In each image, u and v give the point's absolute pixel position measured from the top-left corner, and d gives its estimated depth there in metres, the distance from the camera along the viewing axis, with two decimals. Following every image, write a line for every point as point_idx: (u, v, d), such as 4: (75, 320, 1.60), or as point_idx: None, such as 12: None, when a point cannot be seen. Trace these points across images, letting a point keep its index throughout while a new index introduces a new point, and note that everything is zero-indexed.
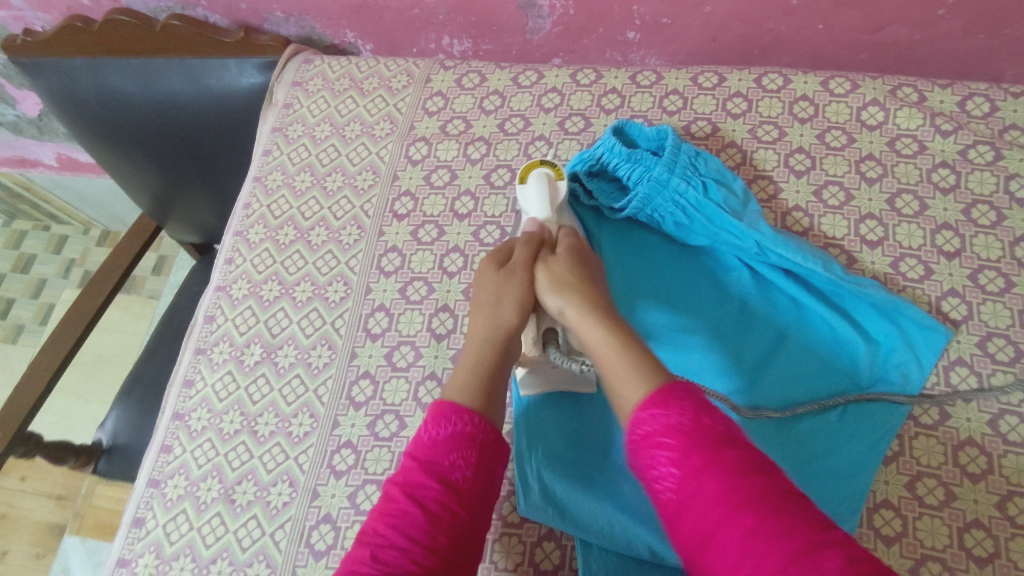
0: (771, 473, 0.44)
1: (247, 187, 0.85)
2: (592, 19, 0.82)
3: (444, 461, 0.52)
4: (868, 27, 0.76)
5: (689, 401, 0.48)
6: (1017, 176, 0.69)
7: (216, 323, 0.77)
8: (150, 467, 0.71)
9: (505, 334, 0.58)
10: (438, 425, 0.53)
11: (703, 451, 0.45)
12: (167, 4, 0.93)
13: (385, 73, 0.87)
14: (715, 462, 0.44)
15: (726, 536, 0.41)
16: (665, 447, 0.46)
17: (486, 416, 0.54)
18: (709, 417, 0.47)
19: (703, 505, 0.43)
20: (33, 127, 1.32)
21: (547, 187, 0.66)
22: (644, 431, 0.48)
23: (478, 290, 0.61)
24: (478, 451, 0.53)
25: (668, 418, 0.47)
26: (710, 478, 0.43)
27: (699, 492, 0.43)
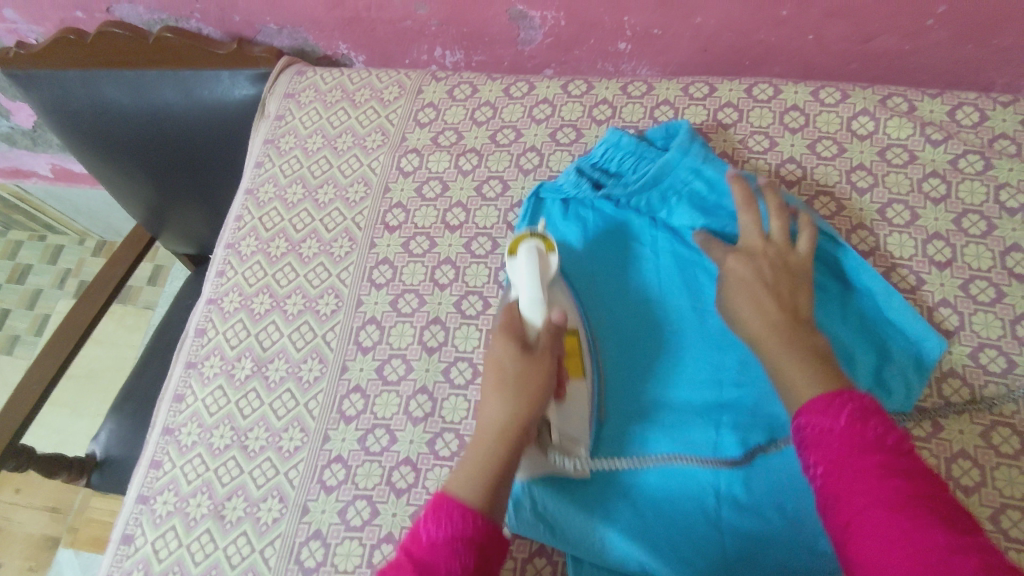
0: (926, 482, 0.46)
1: (238, 200, 0.85)
2: (583, 31, 0.82)
3: (441, 564, 0.48)
4: (858, 37, 0.76)
5: (854, 406, 0.50)
6: (1007, 186, 0.69)
7: (207, 337, 0.76)
8: (140, 483, 0.70)
9: (521, 431, 0.55)
10: (439, 524, 0.50)
11: (859, 451, 0.47)
12: (160, 16, 0.93)
13: (376, 85, 0.87)
14: (871, 467, 0.46)
15: (871, 532, 0.44)
16: (821, 446, 0.49)
17: (487, 517, 0.51)
18: (876, 422, 0.49)
19: (850, 501, 0.46)
20: (27, 139, 1.32)
21: (537, 258, 0.65)
22: (806, 428, 0.51)
23: (491, 371, 0.58)
24: (477, 557, 0.49)
25: (829, 417, 0.50)
26: (863, 479, 0.46)
27: (848, 488, 0.46)
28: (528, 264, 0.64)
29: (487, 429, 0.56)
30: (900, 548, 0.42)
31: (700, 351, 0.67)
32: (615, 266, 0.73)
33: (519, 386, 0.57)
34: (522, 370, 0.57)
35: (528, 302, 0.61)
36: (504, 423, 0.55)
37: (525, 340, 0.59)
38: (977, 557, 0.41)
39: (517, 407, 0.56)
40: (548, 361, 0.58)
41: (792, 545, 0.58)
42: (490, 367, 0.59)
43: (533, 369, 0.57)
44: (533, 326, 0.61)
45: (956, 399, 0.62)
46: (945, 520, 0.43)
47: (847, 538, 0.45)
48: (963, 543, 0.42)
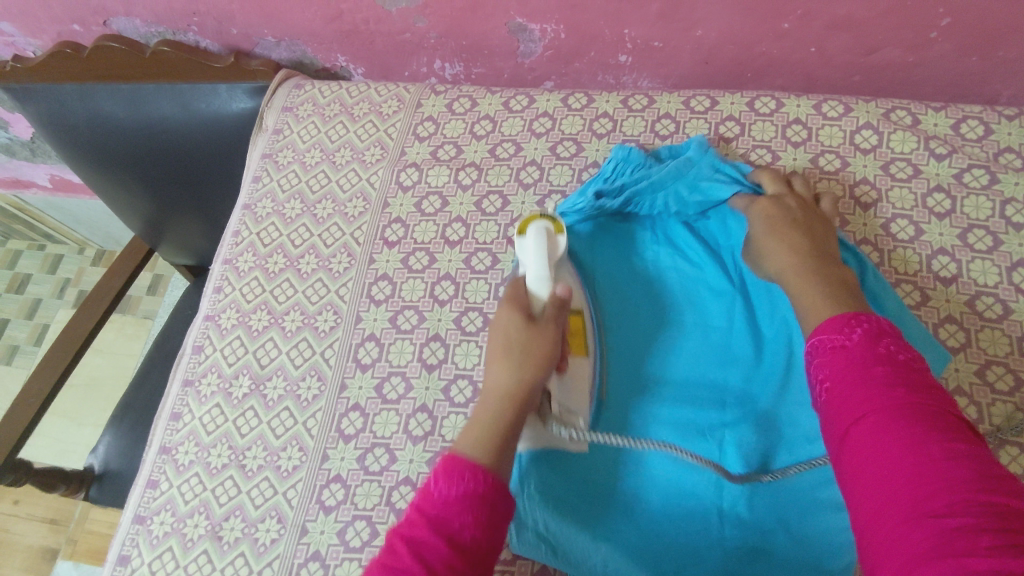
0: (932, 397, 0.45)
1: (236, 214, 0.84)
2: (584, 43, 0.82)
3: (455, 521, 0.47)
4: (860, 50, 0.76)
5: (867, 327, 0.50)
6: (1013, 201, 0.69)
7: (204, 354, 0.76)
8: (137, 502, 0.70)
9: (524, 398, 0.56)
10: (450, 482, 0.49)
11: (866, 362, 0.47)
12: (157, 29, 0.93)
13: (375, 98, 0.86)
14: (869, 379, 0.46)
15: (865, 436, 0.44)
16: (828, 364, 0.49)
17: (495, 476, 0.51)
18: (889, 341, 0.49)
19: (849, 407, 0.46)
20: (26, 150, 1.32)
21: (546, 238, 0.63)
22: (818, 350, 0.51)
23: (498, 332, 0.60)
24: (490, 511, 0.49)
25: (841, 336, 0.50)
26: (862, 386, 0.46)
27: (848, 395, 0.46)
28: (536, 244, 0.62)
29: (493, 393, 0.57)
30: (891, 449, 0.42)
31: (700, 367, 0.66)
32: (617, 283, 0.72)
33: (524, 355, 0.58)
34: (526, 340, 0.58)
35: (534, 277, 0.62)
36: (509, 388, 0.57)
37: (530, 312, 0.60)
38: (970, 462, 0.40)
39: (523, 372, 0.57)
40: (553, 331, 0.59)
41: (796, 564, 0.58)
42: (497, 330, 0.60)
43: (539, 339, 0.58)
44: (538, 302, 0.61)
45: (963, 418, 0.62)
46: (944, 427, 0.42)
47: (843, 443, 0.45)
48: (958, 449, 0.41)
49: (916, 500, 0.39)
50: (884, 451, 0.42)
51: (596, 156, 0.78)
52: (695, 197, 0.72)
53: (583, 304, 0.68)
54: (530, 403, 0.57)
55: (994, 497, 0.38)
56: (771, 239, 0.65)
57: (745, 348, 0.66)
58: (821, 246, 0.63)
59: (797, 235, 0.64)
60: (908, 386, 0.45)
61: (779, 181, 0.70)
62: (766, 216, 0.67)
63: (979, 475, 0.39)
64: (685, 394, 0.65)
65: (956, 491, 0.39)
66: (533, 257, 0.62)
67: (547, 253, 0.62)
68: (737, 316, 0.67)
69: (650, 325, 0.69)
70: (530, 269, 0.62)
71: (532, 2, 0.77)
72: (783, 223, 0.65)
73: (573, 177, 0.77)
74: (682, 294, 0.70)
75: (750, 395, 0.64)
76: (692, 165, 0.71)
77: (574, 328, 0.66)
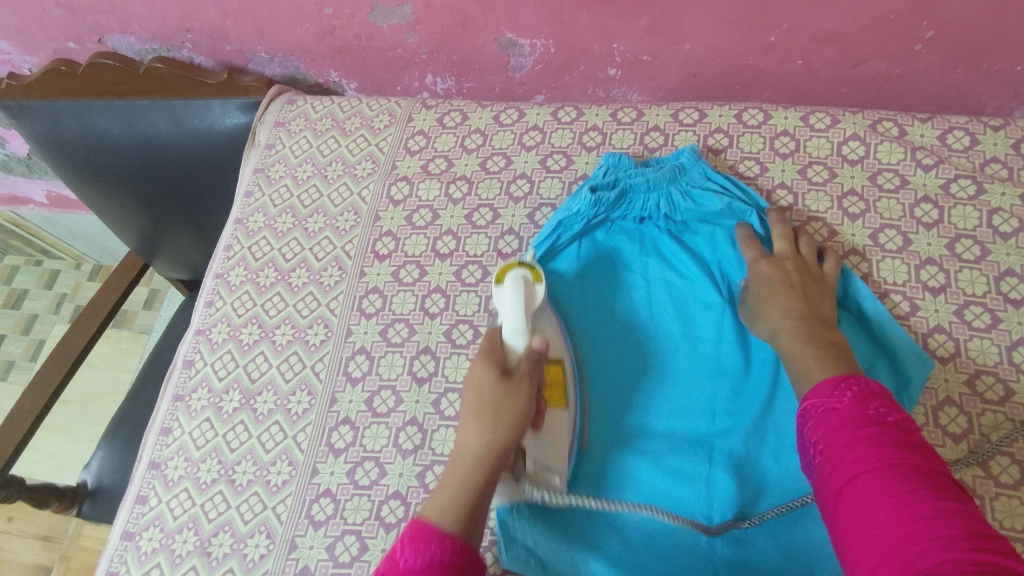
0: (923, 456, 0.45)
1: (228, 229, 0.85)
2: (573, 57, 0.83)
3: None
4: (847, 63, 0.77)
5: (858, 388, 0.50)
6: (1000, 211, 0.69)
7: (195, 369, 0.76)
8: (125, 519, 0.69)
9: (499, 459, 0.53)
10: (418, 550, 0.46)
11: (856, 422, 0.47)
12: (153, 46, 0.94)
13: (368, 112, 0.87)
14: (861, 438, 0.46)
15: (856, 495, 0.44)
16: (821, 424, 0.50)
17: (466, 541, 0.48)
18: (880, 404, 0.49)
19: (842, 469, 0.46)
20: (22, 166, 1.32)
21: (523, 289, 0.62)
22: (812, 411, 0.51)
23: (470, 393, 0.56)
24: None
25: (832, 399, 0.50)
26: (854, 447, 0.46)
27: (840, 456, 0.46)
28: (513, 292, 0.61)
29: (462, 457, 0.53)
30: (883, 509, 0.42)
31: (692, 379, 0.66)
32: (609, 291, 0.72)
33: (497, 413, 0.54)
34: (501, 399, 0.55)
35: (510, 330, 0.59)
36: (480, 451, 0.53)
37: (505, 368, 0.57)
38: (962, 523, 0.40)
39: (494, 436, 0.53)
40: (528, 387, 0.56)
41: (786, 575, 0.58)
42: (470, 389, 0.57)
43: (512, 393, 0.55)
44: (514, 356, 0.58)
45: (953, 428, 0.61)
46: (933, 485, 0.42)
47: (837, 507, 0.45)
48: (949, 509, 0.41)
49: (909, 559, 0.39)
50: (875, 509, 0.42)
51: (586, 169, 0.78)
52: (688, 203, 0.72)
53: (562, 352, 0.65)
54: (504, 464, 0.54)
55: (989, 555, 0.37)
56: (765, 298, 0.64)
57: (733, 360, 0.66)
58: (812, 309, 0.62)
59: (790, 296, 0.63)
60: (899, 446, 0.45)
61: (786, 240, 0.67)
62: (762, 277, 0.65)
63: (970, 534, 0.39)
64: (675, 406, 0.65)
65: (947, 549, 0.38)
66: (511, 307, 0.60)
67: (524, 302, 0.61)
68: (727, 328, 0.67)
69: (643, 336, 0.69)
70: (506, 318, 0.60)
71: (521, 18, 0.78)
72: (777, 286, 0.64)
73: (563, 190, 0.78)
74: (674, 302, 0.70)
75: (739, 407, 0.64)
76: (683, 172, 0.72)
77: (552, 379, 0.63)
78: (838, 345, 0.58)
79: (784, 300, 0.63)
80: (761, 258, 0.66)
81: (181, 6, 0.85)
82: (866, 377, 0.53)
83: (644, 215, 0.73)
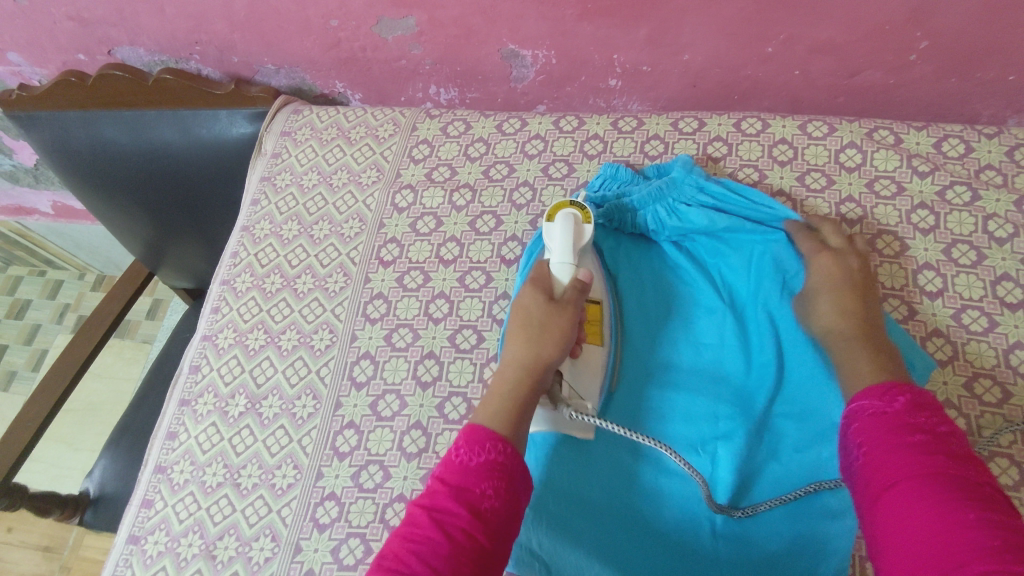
0: (968, 467, 0.46)
1: (234, 236, 0.86)
2: (574, 68, 0.84)
3: (474, 489, 0.51)
4: (842, 73, 0.78)
5: (909, 397, 0.51)
6: (995, 217, 0.70)
7: (201, 374, 0.76)
8: (131, 522, 0.70)
9: (540, 372, 0.59)
10: (472, 451, 0.54)
11: (906, 428, 0.48)
12: (161, 57, 0.95)
13: (372, 122, 0.88)
14: (910, 445, 0.47)
15: (903, 496, 0.45)
16: (868, 425, 0.50)
17: (514, 445, 0.55)
18: (929, 413, 0.50)
19: (884, 472, 0.47)
20: (29, 176, 1.34)
21: (572, 225, 0.66)
22: (858, 413, 0.52)
23: (518, 311, 0.63)
24: (506, 480, 0.52)
25: (881, 403, 0.51)
26: (903, 452, 0.47)
27: (888, 458, 0.47)
28: (562, 229, 0.66)
29: (509, 367, 0.60)
30: (929, 513, 0.43)
31: (695, 378, 0.67)
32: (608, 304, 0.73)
33: (541, 329, 0.61)
34: (546, 316, 0.61)
35: (557, 261, 0.65)
36: (523, 362, 0.60)
37: (551, 293, 0.63)
38: (1003, 538, 0.41)
39: (538, 348, 0.60)
40: (570, 313, 0.62)
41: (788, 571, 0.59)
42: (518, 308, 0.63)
43: (556, 314, 0.61)
44: (559, 284, 0.64)
45: None
46: (980, 498, 0.44)
47: (875, 507, 0.46)
48: (993, 521, 0.42)
49: (952, 566, 0.40)
50: (922, 513, 0.43)
51: (587, 177, 0.79)
52: (674, 220, 0.73)
53: (602, 294, 0.69)
54: (545, 377, 0.60)
55: None
56: (824, 295, 0.64)
57: (733, 365, 0.67)
58: (871, 313, 0.62)
59: (855, 299, 0.63)
60: (945, 455, 0.46)
61: (841, 234, 0.68)
62: (825, 270, 0.65)
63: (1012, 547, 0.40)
64: (676, 412, 0.66)
65: (992, 559, 0.40)
66: (558, 241, 0.66)
67: (572, 238, 0.66)
68: (727, 332, 0.68)
69: (644, 342, 0.70)
70: (555, 253, 0.66)
71: (524, 30, 0.80)
72: (842, 284, 0.64)
73: (565, 198, 0.79)
74: (672, 311, 0.71)
75: (740, 406, 0.65)
76: (674, 186, 0.73)
77: (591, 316, 0.67)
78: (892, 351, 0.59)
79: (843, 298, 0.63)
80: (823, 250, 0.66)
81: (190, 19, 0.87)
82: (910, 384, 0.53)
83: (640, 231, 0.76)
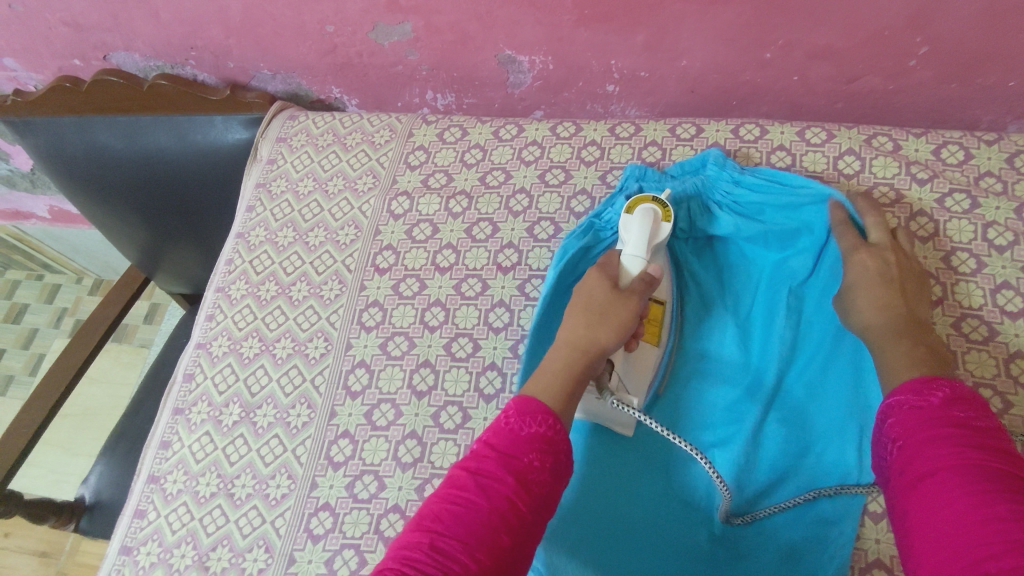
0: (1004, 460, 0.45)
1: (229, 243, 0.85)
2: (572, 74, 0.84)
3: (523, 459, 0.51)
4: (842, 78, 0.77)
5: (947, 390, 0.49)
6: (995, 224, 0.69)
7: (195, 382, 0.76)
8: (124, 533, 0.70)
9: (596, 357, 0.58)
10: (523, 420, 0.53)
11: (940, 423, 0.47)
12: (156, 63, 0.95)
13: (368, 128, 0.87)
14: (943, 440, 0.46)
15: (933, 490, 0.44)
16: (903, 419, 0.50)
17: (564, 423, 0.54)
18: (968, 407, 0.48)
19: (915, 466, 0.46)
20: (26, 181, 1.34)
21: (651, 221, 0.64)
22: (895, 409, 0.51)
23: (582, 288, 0.62)
24: (555, 455, 0.52)
25: (917, 397, 0.50)
26: (934, 446, 0.46)
27: (918, 452, 0.47)
28: (642, 221, 0.64)
29: (563, 345, 0.59)
30: (956, 505, 0.43)
31: (698, 384, 0.69)
32: None
33: (604, 317, 0.59)
34: (608, 301, 0.60)
35: (629, 254, 0.63)
36: (578, 339, 0.58)
37: (617, 282, 0.62)
38: None
39: (595, 333, 0.58)
40: (636, 303, 0.60)
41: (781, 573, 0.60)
42: (582, 286, 0.62)
43: (622, 304, 0.59)
44: (626, 277, 0.62)
45: None
46: (1012, 492, 0.42)
47: (908, 500, 0.46)
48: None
49: (975, 559, 0.40)
50: (951, 506, 0.43)
51: (585, 183, 0.79)
52: (704, 219, 0.72)
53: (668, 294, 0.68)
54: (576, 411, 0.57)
55: None
56: (860, 289, 0.61)
57: (736, 373, 0.68)
58: (914, 309, 0.59)
59: (888, 294, 0.59)
60: (980, 450, 0.45)
61: (884, 226, 0.63)
62: (859, 268, 0.61)
63: None
64: (679, 418, 0.68)
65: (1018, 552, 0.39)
66: (635, 233, 0.64)
67: (649, 234, 0.64)
68: (732, 342, 0.69)
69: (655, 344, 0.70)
70: (628, 245, 0.64)
71: (521, 35, 0.79)
72: (875, 280, 0.60)
73: (562, 205, 0.78)
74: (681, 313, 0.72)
75: (737, 415, 0.66)
76: (709, 185, 0.71)
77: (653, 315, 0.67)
78: (936, 350, 0.56)
79: (878, 294, 0.60)
80: (859, 247, 0.62)
81: (186, 24, 0.86)
82: (962, 384, 0.51)
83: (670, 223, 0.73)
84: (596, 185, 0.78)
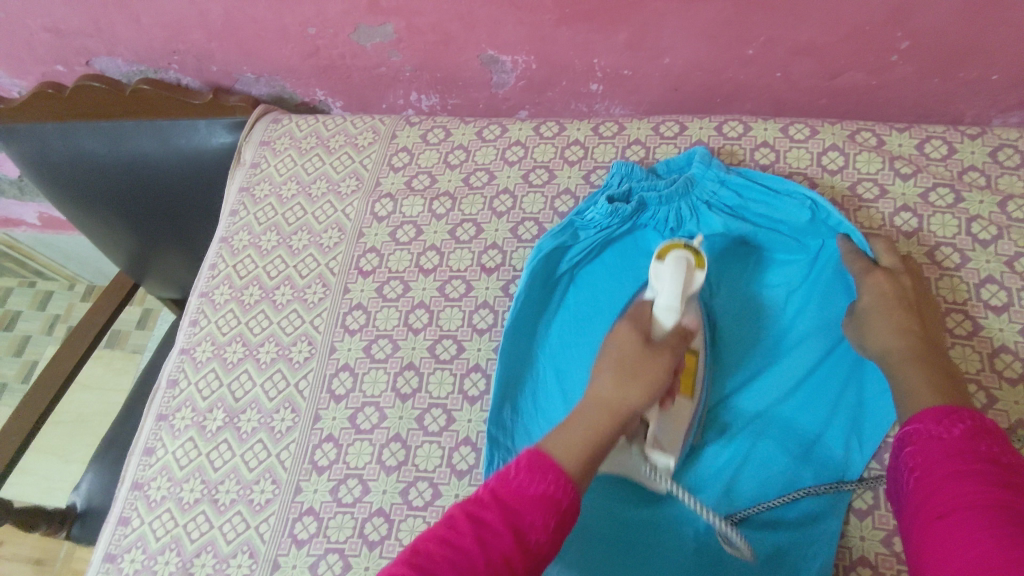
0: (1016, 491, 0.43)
1: (213, 248, 0.85)
2: (555, 73, 0.83)
3: (525, 517, 0.47)
4: (824, 74, 0.77)
5: (968, 423, 0.48)
6: (979, 218, 0.69)
7: (179, 388, 0.75)
8: (108, 540, 0.69)
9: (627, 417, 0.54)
10: (533, 477, 0.48)
11: (955, 451, 0.47)
12: (139, 68, 0.94)
13: (351, 130, 0.87)
14: (953, 467, 0.46)
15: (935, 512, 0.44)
16: (919, 444, 0.49)
17: (578, 485, 0.50)
18: (991, 441, 0.47)
19: (922, 490, 0.46)
20: (14, 188, 1.33)
21: (684, 271, 0.59)
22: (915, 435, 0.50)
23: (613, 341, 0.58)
24: (560, 516, 0.47)
25: (936, 426, 0.49)
26: (941, 471, 0.46)
27: (925, 475, 0.47)
28: (674, 272, 0.58)
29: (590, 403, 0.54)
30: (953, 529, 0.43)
31: None
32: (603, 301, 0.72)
33: (634, 373, 0.55)
34: (640, 357, 0.55)
35: (662, 306, 0.58)
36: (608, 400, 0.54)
37: (650, 335, 0.57)
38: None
39: (627, 390, 0.54)
40: (669, 359, 0.56)
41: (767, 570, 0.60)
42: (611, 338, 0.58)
43: (653, 359, 0.55)
44: (660, 330, 0.58)
45: None
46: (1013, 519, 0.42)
47: (915, 521, 0.46)
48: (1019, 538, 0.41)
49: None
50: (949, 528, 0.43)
51: (568, 182, 0.78)
52: (692, 221, 0.70)
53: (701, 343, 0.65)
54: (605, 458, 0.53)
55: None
56: (878, 313, 0.60)
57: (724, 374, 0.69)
58: (930, 334, 0.59)
59: (908, 317, 0.59)
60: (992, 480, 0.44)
61: (894, 252, 0.63)
62: (876, 291, 0.60)
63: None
64: None
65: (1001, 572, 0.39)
66: (668, 283, 0.59)
67: (683, 286, 0.59)
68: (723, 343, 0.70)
69: None
70: (660, 295, 0.59)
71: (502, 35, 0.79)
72: (894, 304, 0.59)
73: (545, 206, 0.78)
74: None
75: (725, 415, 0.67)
76: (695, 184, 0.69)
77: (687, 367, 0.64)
78: (953, 372, 0.55)
79: (896, 316, 0.59)
80: (871, 270, 0.62)
81: (166, 29, 0.86)
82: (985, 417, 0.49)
83: (655, 225, 0.71)
84: (580, 185, 0.78)
